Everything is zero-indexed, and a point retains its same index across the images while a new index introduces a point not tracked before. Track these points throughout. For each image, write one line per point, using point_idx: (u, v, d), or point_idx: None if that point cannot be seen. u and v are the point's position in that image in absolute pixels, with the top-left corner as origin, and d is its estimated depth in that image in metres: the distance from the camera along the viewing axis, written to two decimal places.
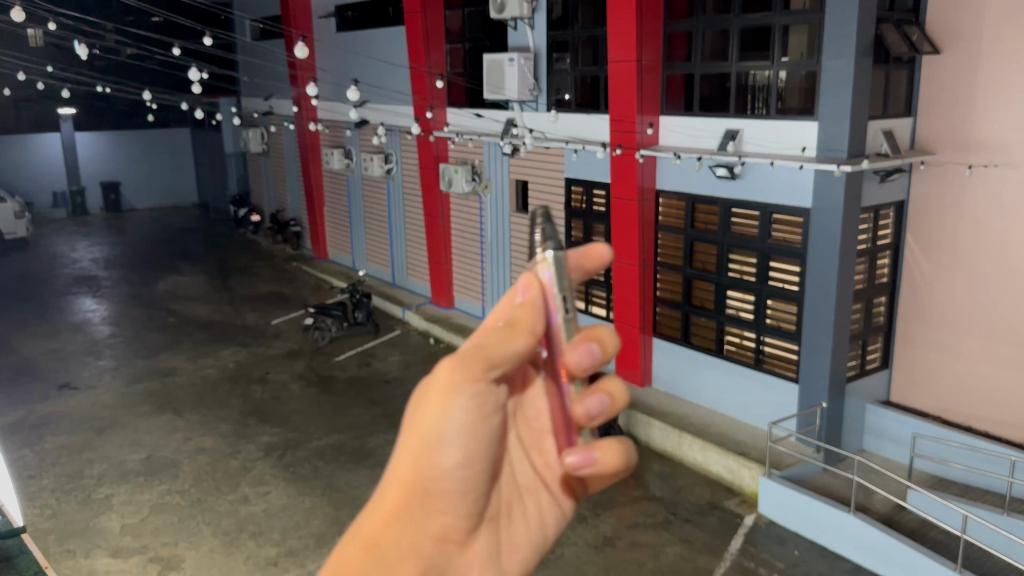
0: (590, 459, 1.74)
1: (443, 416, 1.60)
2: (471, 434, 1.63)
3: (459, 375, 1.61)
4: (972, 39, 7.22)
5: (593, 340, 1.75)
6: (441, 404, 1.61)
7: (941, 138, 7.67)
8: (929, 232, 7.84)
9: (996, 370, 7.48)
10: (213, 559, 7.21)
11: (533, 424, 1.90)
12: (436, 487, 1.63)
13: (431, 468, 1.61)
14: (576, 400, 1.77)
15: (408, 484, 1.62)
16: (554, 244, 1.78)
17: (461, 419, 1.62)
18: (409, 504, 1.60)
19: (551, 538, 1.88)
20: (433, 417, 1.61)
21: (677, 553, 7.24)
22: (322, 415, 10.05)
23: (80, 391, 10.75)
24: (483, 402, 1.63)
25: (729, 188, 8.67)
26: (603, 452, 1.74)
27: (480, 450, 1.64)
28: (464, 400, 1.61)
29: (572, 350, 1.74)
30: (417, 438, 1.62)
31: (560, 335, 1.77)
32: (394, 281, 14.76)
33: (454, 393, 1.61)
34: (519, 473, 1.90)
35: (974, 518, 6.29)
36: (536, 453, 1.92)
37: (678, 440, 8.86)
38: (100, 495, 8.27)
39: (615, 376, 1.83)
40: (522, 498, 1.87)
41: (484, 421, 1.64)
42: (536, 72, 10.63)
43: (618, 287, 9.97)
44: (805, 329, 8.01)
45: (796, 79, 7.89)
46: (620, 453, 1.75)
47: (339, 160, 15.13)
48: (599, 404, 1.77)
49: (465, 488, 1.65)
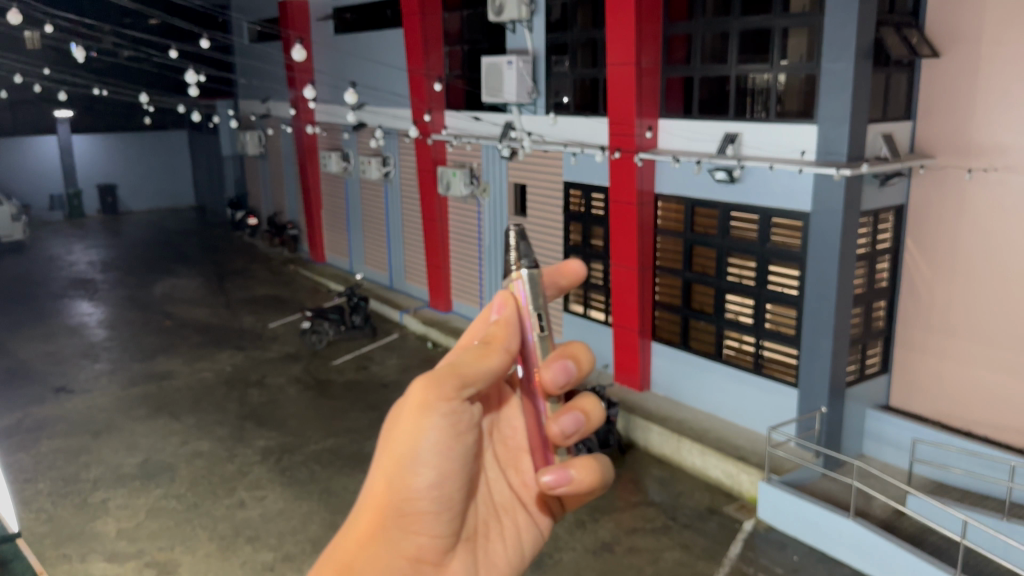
0: (565, 477, 1.90)
1: (418, 435, 1.67)
2: (444, 452, 1.69)
3: (433, 395, 1.67)
4: (972, 42, 7.19)
5: (566, 361, 1.94)
6: (417, 423, 1.67)
7: (941, 142, 7.63)
8: (928, 237, 7.81)
9: (995, 375, 7.43)
10: (209, 563, 7.16)
11: (509, 443, 2.11)
12: (410, 506, 1.67)
13: (405, 487, 1.66)
14: (551, 419, 1.96)
15: (384, 503, 1.66)
16: (529, 261, 1.89)
17: (436, 438, 1.68)
18: (385, 523, 1.65)
19: (529, 554, 2.00)
20: (408, 436, 1.67)
21: (676, 558, 7.19)
22: (320, 420, 10.00)
23: (77, 394, 10.70)
24: (457, 421, 1.70)
25: (729, 191, 8.62)
26: (577, 469, 1.91)
27: (453, 470, 1.70)
28: (439, 420, 1.68)
29: (548, 369, 1.92)
30: (392, 458, 1.68)
31: (537, 355, 1.94)
32: (392, 284, 14.69)
33: (429, 412, 1.67)
34: (497, 491, 2.06)
35: (973, 523, 6.24)
36: (513, 472, 2.10)
37: (677, 445, 8.81)
38: (96, 499, 8.22)
39: (588, 398, 2.03)
40: (499, 516, 2.01)
41: (457, 439, 1.70)
42: (535, 75, 10.60)
43: (618, 291, 9.91)
44: (805, 333, 7.98)
45: (796, 82, 7.85)
46: (592, 471, 1.92)
47: (337, 163, 15.03)
48: (575, 422, 1.95)
49: (440, 508, 1.69)
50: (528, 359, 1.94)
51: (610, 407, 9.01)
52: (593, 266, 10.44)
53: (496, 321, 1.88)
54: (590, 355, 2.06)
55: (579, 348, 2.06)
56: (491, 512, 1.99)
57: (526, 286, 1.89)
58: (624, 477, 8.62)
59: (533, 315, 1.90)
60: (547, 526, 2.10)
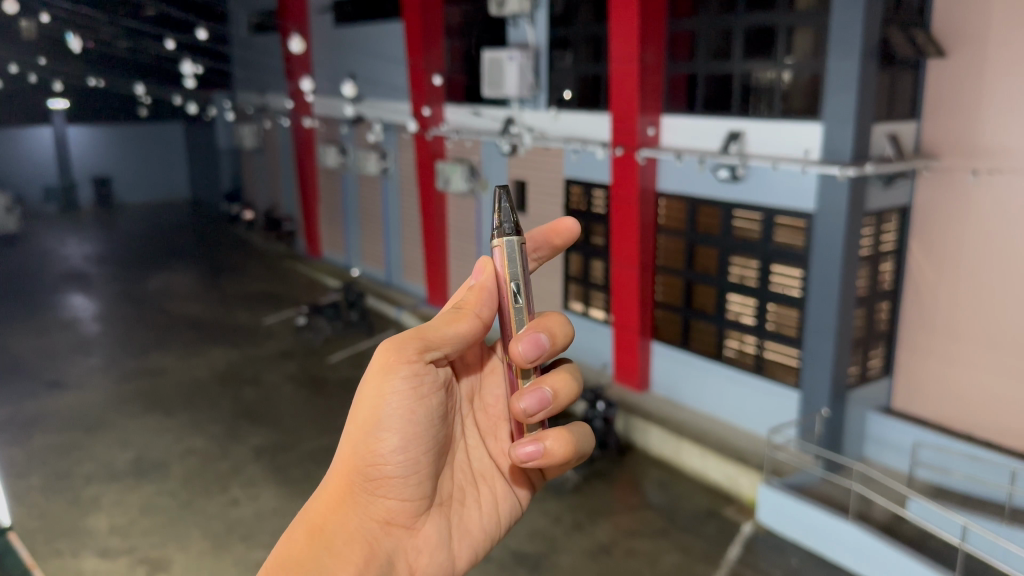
0: (538, 450, 2.21)
1: (382, 399, 2.07)
2: (406, 416, 2.09)
3: (397, 360, 2.06)
4: (978, 44, 6.70)
5: (539, 333, 2.16)
6: (382, 387, 2.07)
7: (947, 142, 7.29)
8: (933, 239, 7.53)
9: (1001, 380, 7.05)
10: (202, 561, 7.04)
11: (490, 410, 2.54)
12: (377, 470, 2.06)
13: (373, 451, 2.07)
14: (519, 398, 2.22)
15: (355, 465, 2.07)
16: (510, 230, 2.09)
17: (399, 401, 2.08)
18: (358, 480, 2.05)
19: (503, 512, 2.44)
20: (374, 402, 2.08)
21: (675, 561, 7.07)
22: (314, 418, 9.88)
23: (70, 388, 10.57)
24: (418, 382, 2.09)
25: (732, 190, 8.57)
26: (548, 444, 2.21)
27: (415, 433, 2.10)
28: (401, 383, 2.07)
29: (519, 342, 2.15)
30: (362, 423, 2.08)
31: (514, 328, 2.19)
32: (388, 280, 14.36)
33: (391, 375, 2.06)
34: (476, 458, 2.50)
35: (973, 527, 6.12)
36: (491, 440, 2.53)
37: (677, 446, 8.72)
38: (88, 495, 8.09)
39: (559, 376, 2.28)
40: (477, 481, 2.45)
41: (419, 398, 2.11)
42: (537, 69, 10.45)
43: (617, 290, 9.77)
44: (808, 337, 7.96)
45: (801, 81, 7.73)
46: (565, 442, 2.22)
47: (334, 157, 15.02)
48: (539, 401, 2.21)
49: (404, 469, 2.08)
50: (507, 328, 2.20)
51: (607, 408, 8.94)
52: (593, 264, 10.29)
53: (473, 286, 2.20)
54: (570, 334, 2.27)
55: (557, 321, 2.27)
56: (467, 474, 2.44)
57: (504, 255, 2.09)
58: (623, 479, 8.50)
59: (512, 292, 2.15)
60: (524, 489, 2.52)
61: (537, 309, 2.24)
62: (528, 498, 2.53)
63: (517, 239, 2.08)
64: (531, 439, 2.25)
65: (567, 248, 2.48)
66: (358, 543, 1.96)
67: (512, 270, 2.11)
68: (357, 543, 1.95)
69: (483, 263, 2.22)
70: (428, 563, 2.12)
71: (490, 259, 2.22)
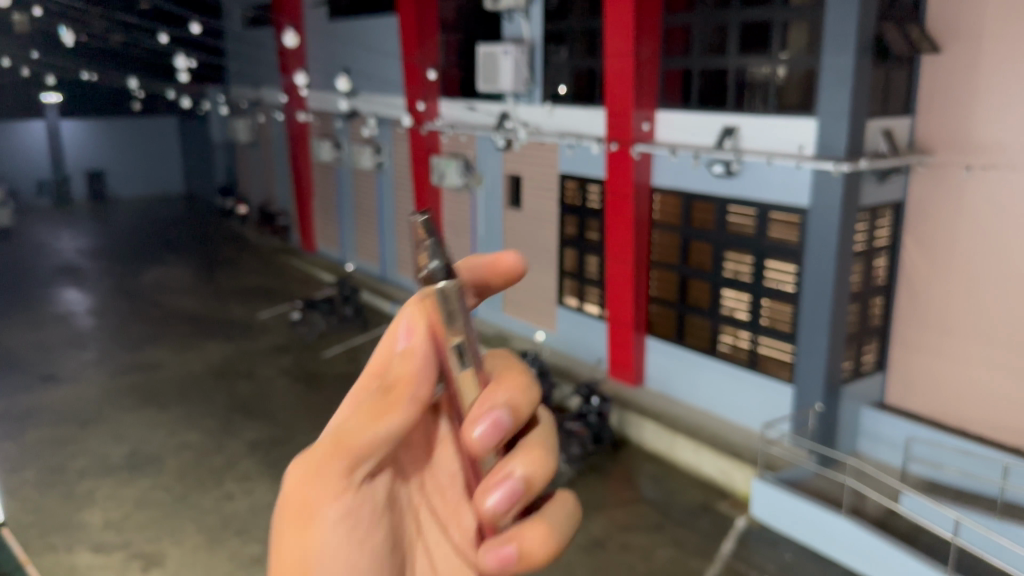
0: (513, 562, 1.48)
1: (310, 544, 1.43)
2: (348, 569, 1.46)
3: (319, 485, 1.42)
4: (973, 39, 6.92)
5: (495, 411, 1.44)
6: (311, 516, 1.43)
7: (942, 138, 7.37)
8: (927, 234, 7.57)
9: (994, 374, 7.15)
10: (197, 556, 7.04)
11: (448, 493, 1.69)
12: None
13: None
14: (480, 497, 1.48)
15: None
16: (440, 267, 1.32)
17: (336, 540, 1.44)
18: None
19: None
20: (300, 544, 1.43)
21: (669, 556, 7.09)
22: (308, 413, 9.86)
23: (64, 382, 10.55)
24: (355, 514, 1.45)
25: (727, 186, 8.51)
26: (526, 546, 1.49)
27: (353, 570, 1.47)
28: (336, 513, 1.42)
29: (472, 427, 1.42)
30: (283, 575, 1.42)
31: (462, 399, 1.48)
32: (383, 276, 14.43)
33: (318, 512, 1.43)
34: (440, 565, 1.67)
35: (967, 522, 6.12)
36: (457, 532, 1.69)
37: (671, 441, 8.72)
38: (82, 489, 8.08)
39: (531, 454, 1.55)
40: None
41: (358, 524, 1.45)
42: (532, 64, 10.44)
43: (612, 285, 9.84)
44: (803, 332, 7.85)
45: (796, 76, 7.71)
46: (548, 540, 1.53)
47: (329, 151, 14.85)
48: (507, 498, 1.47)
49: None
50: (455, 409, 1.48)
51: (602, 403, 8.98)
52: (588, 259, 10.34)
53: (399, 348, 1.38)
54: (534, 382, 1.61)
55: (512, 384, 1.56)
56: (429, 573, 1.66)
57: (438, 318, 1.37)
58: (617, 473, 8.51)
59: (456, 364, 1.41)
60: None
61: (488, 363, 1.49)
62: None
63: (452, 285, 1.32)
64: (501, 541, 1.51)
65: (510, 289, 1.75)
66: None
67: (460, 330, 1.36)
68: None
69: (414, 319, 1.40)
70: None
71: (423, 301, 1.41)
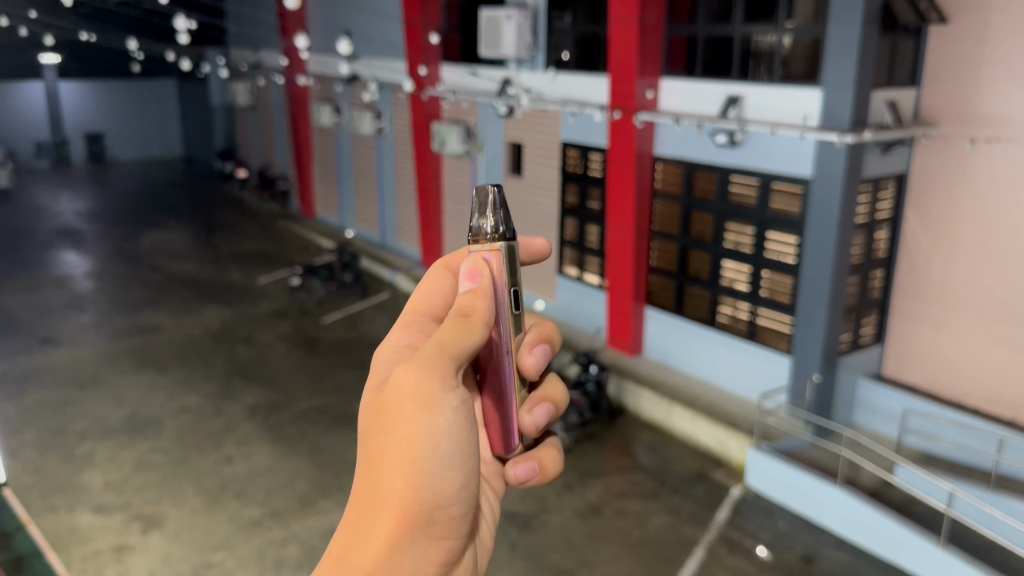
0: (531, 470, 2.04)
1: (433, 431, 1.57)
2: (460, 449, 1.61)
3: (430, 378, 1.57)
4: (980, 9, 6.82)
5: (545, 406, 2.09)
6: (427, 419, 1.57)
7: (946, 110, 7.28)
8: (929, 206, 7.50)
9: (990, 348, 7.16)
10: (197, 518, 7.12)
11: (433, 511, 1.58)
12: (440, 511, 1.59)
13: (427, 488, 1.57)
14: (525, 410, 2.08)
15: (409, 516, 1.55)
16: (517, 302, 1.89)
17: (450, 443, 1.59)
18: (417, 528, 1.56)
19: (464, 451, 1.61)
20: (418, 437, 1.57)
21: (663, 522, 7.17)
22: (306, 379, 9.91)
23: (62, 345, 10.53)
24: (465, 414, 1.62)
25: (731, 155, 8.41)
26: (542, 462, 2.07)
27: (468, 462, 1.62)
28: (452, 416, 1.59)
29: (532, 414, 2.07)
30: (400, 464, 1.56)
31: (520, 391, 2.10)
32: (383, 243, 14.36)
33: (438, 410, 1.57)
34: (433, 484, 1.58)
35: (960, 494, 6.13)
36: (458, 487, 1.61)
37: (668, 410, 8.76)
38: (82, 451, 8.13)
39: (555, 388, 2.16)
40: (463, 436, 1.61)
41: (466, 437, 1.62)
42: (535, 29, 10.30)
43: (612, 255, 9.81)
44: (801, 303, 7.82)
45: (801, 44, 7.61)
46: (553, 457, 2.09)
47: (328, 116, 14.60)
48: (527, 470, 2.04)
49: (467, 504, 1.63)
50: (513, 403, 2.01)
51: (600, 371, 9.04)
52: (588, 229, 10.28)
53: (495, 426, 2.02)
54: (560, 381, 2.22)
55: (555, 382, 2.21)
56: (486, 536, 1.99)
57: (502, 258, 1.82)
58: (614, 441, 8.58)
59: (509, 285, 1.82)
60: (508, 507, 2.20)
61: (537, 379, 2.15)
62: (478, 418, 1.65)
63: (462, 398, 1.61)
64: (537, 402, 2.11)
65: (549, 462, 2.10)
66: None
67: (492, 215, 1.84)
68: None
69: (475, 257, 1.81)
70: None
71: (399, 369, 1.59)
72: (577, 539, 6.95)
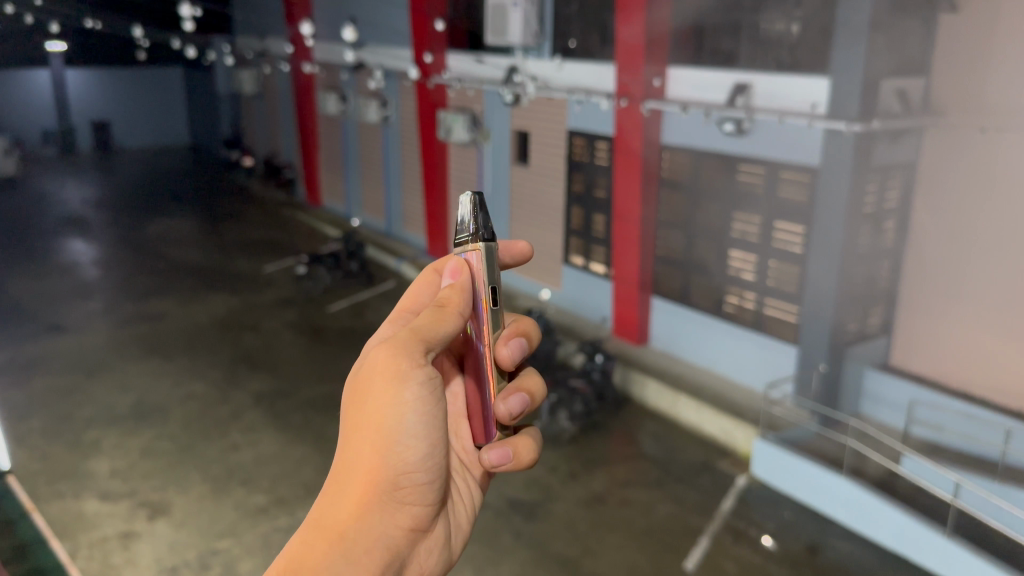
0: (506, 455, 2.48)
1: (403, 408, 2.12)
2: (428, 420, 2.14)
3: (405, 361, 2.12)
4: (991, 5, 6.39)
5: (520, 398, 2.58)
6: (399, 395, 2.11)
7: (955, 98, 6.87)
8: (939, 198, 7.02)
9: (989, 337, 6.92)
10: (202, 506, 7.19)
11: (401, 476, 2.14)
12: (407, 478, 2.14)
13: (397, 459, 2.13)
14: (502, 400, 2.58)
15: (380, 474, 2.11)
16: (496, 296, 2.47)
17: (414, 417, 2.13)
18: (383, 488, 2.12)
19: (429, 426, 2.15)
20: (393, 414, 2.12)
21: (668, 512, 7.28)
22: (313, 367, 10.05)
23: (69, 332, 10.08)
24: (434, 389, 2.14)
25: (737, 143, 8.31)
26: (518, 450, 2.52)
27: (434, 440, 2.16)
28: (418, 390, 2.12)
29: (509, 403, 2.57)
30: (377, 434, 2.12)
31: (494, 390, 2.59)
32: (388, 231, 13.89)
33: (408, 383, 2.12)
34: (401, 454, 2.13)
35: (965, 484, 6.30)
36: (424, 458, 2.15)
37: (674, 400, 8.81)
38: (88, 439, 8.10)
39: (531, 380, 2.69)
40: (429, 412, 2.15)
41: (434, 412, 2.15)
42: (541, 16, 9.96)
43: (618, 244, 9.88)
44: (808, 290, 7.85)
45: (810, 32, 7.49)
46: (530, 448, 2.56)
47: (335, 104, 13.98)
48: (501, 455, 2.48)
49: (429, 473, 2.17)
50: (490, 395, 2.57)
51: (606, 361, 9.06)
52: (595, 218, 10.22)
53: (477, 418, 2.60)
54: (537, 376, 2.73)
55: (531, 378, 2.72)
56: (467, 503, 2.58)
57: (481, 258, 2.37)
58: (619, 429, 8.66)
59: (485, 282, 2.38)
60: (489, 485, 2.76)
61: (514, 377, 2.67)
62: (445, 393, 2.19)
63: (436, 376, 2.15)
64: (514, 391, 2.60)
65: (528, 455, 2.57)
66: (379, 551, 2.06)
67: (471, 218, 2.39)
68: (378, 550, 2.05)
69: (458, 259, 2.42)
70: (435, 563, 2.28)
71: (382, 344, 2.17)
72: (581, 529, 7.06)
